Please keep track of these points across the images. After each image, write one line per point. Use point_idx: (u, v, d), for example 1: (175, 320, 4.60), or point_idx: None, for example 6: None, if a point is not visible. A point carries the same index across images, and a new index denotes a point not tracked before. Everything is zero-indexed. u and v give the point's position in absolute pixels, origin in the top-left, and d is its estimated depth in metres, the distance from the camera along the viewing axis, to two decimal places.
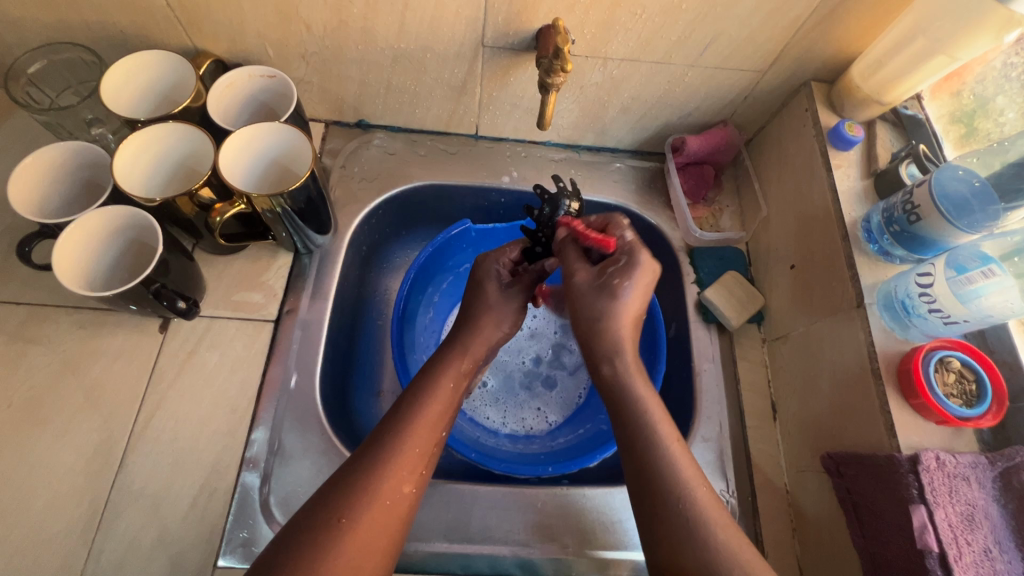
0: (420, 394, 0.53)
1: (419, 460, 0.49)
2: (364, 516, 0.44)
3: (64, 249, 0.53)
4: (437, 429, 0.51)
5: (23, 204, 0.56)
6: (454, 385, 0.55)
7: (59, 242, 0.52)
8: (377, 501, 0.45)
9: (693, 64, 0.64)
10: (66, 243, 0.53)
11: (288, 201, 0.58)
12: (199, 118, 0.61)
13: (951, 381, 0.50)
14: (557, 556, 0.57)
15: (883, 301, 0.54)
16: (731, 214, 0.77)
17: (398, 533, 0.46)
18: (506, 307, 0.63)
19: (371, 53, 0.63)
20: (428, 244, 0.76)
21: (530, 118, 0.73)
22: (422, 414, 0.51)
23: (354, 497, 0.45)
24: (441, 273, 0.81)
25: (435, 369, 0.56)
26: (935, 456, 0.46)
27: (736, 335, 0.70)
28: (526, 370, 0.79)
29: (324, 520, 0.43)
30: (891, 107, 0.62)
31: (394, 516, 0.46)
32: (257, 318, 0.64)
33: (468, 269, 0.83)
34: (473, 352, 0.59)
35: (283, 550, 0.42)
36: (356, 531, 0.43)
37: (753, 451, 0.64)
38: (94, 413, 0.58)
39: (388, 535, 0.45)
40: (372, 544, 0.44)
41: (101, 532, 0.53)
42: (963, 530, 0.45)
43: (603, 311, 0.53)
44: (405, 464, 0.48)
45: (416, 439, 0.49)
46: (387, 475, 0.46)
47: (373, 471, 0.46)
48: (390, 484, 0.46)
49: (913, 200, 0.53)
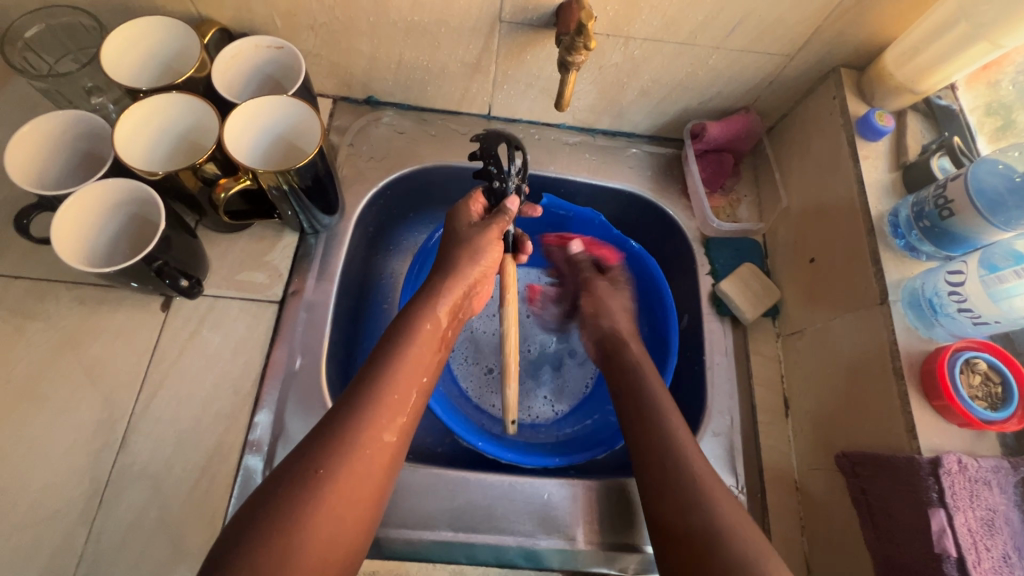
0: (399, 342, 0.51)
1: (396, 407, 0.48)
2: (345, 466, 0.43)
3: (61, 224, 0.51)
4: (416, 375, 0.50)
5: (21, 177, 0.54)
6: (432, 331, 0.54)
7: (58, 215, 0.51)
8: (359, 450, 0.44)
9: (718, 46, 0.61)
10: (65, 216, 0.52)
11: (294, 178, 0.56)
12: (203, 89, 0.58)
13: (977, 383, 0.48)
14: (564, 548, 0.57)
15: (908, 299, 0.52)
16: (749, 205, 0.75)
17: (382, 484, 0.45)
18: (477, 242, 0.59)
19: (383, 25, 0.60)
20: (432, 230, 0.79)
21: (544, 99, 0.71)
22: (401, 358, 0.50)
23: (334, 447, 0.44)
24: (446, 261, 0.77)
25: (412, 315, 0.54)
26: (957, 460, 0.45)
27: (750, 329, 0.68)
28: (531, 359, 0.77)
29: (305, 471, 0.42)
30: (923, 96, 0.60)
31: (377, 467, 0.45)
32: (261, 299, 0.63)
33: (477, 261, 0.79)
34: (449, 299, 0.57)
35: (260, 509, 0.40)
36: (336, 481, 0.42)
37: (764, 447, 0.63)
38: (94, 391, 0.57)
39: (370, 484, 0.44)
40: (355, 494, 0.43)
41: (102, 512, 0.53)
42: (982, 535, 0.44)
43: (618, 306, 0.71)
44: (385, 413, 0.47)
45: (395, 387, 0.48)
46: (367, 423, 0.45)
47: (352, 421, 0.45)
48: (369, 433, 0.45)
49: (946, 195, 0.51)
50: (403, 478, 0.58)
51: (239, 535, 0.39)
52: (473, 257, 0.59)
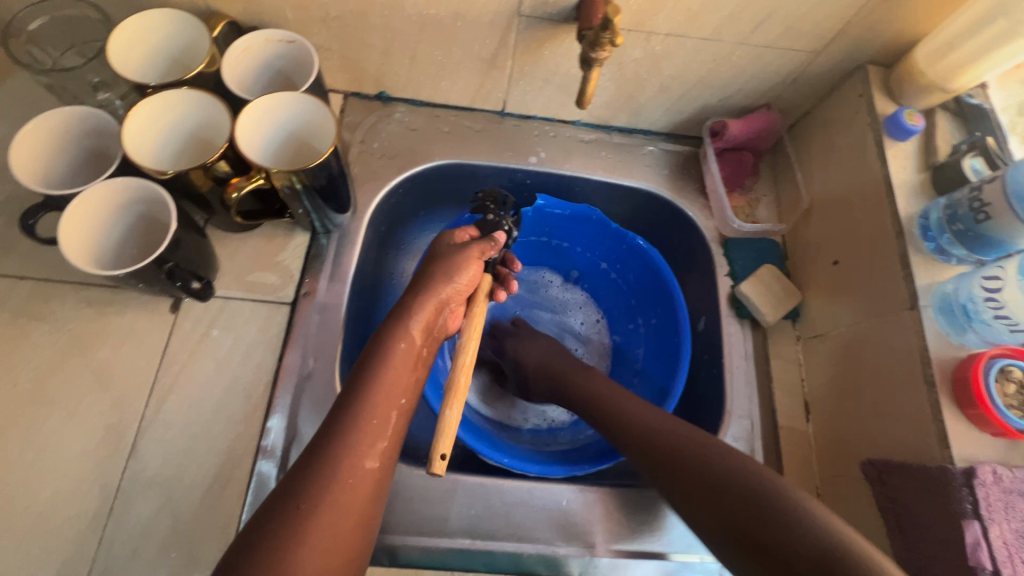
0: (374, 363, 0.49)
1: (377, 432, 0.45)
2: (325, 501, 0.41)
3: (74, 216, 0.50)
4: (394, 397, 0.48)
5: (24, 145, 0.51)
6: (407, 352, 0.51)
7: (66, 217, 0.49)
8: (339, 481, 0.42)
9: (742, 42, 0.59)
10: (73, 217, 0.50)
11: (305, 176, 0.54)
12: (213, 85, 0.57)
13: (1012, 391, 0.47)
14: (583, 556, 0.56)
15: (939, 304, 0.51)
16: (768, 204, 0.73)
17: (369, 516, 0.43)
18: (450, 258, 0.58)
19: (398, 18, 0.58)
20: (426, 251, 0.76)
21: (560, 96, 0.69)
22: (379, 381, 0.48)
23: (315, 478, 0.42)
24: None
25: (386, 335, 0.52)
26: (991, 470, 0.44)
27: (769, 331, 0.67)
28: None
29: (289, 506, 0.40)
30: (954, 95, 0.58)
31: (362, 498, 0.43)
32: (272, 300, 0.61)
33: None
34: (423, 316, 0.54)
35: (245, 551, 0.38)
36: (320, 516, 0.40)
37: (785, 452, 0.62)
38: (103, 395, 0.56)
39: (356, 518, 0.42)
40: (341, 529, 0.41)
41: (113, 520, 0.52)
42: (1018, 547, 0.43)
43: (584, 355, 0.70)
44: (366, 439, 0.44)
45: (374, 411, 0.46)
46: (346, 453, 0.43)
47: (331, 451, 0.43)
48: (350, 462, 0.43)
49: (982, 198, 0.50)
50: (419, 484, 0.57)
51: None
52: (449, 275, 0.57)
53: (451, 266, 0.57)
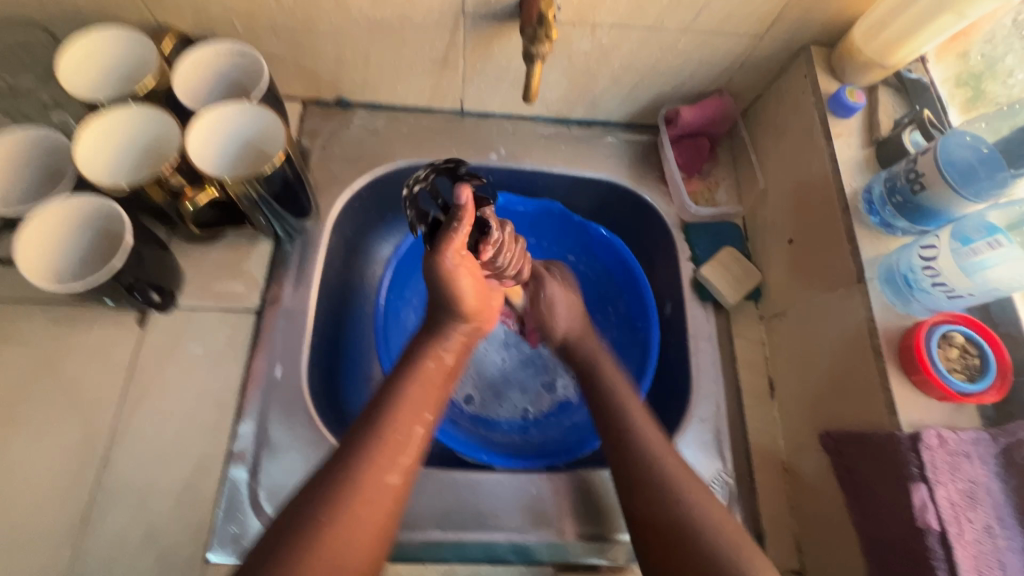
0: (402, 379, 0.50)
1: (399, 449, 0.46)
2: (343, 512, 0.42)
3: (33, 232, 0.52)
4: (418, 411, 0.49)
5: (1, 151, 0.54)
6: (434, 369, 0.52)
7: (40, 210, 0.51)
8: (358, 494, 0.43)
9: (685, 29, 0.60)
10: (49, 216, 0.52)
11: (262, 184, 0.55)
12: (165, 100, 0.58)
13: (954, 356, 0.49)
14: (554, 541, 0.57)
15: (884, 276, 0.52)
16: (727, 188, 0.74)
17: (387, 528, 0.44)
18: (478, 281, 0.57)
19: (346, 24, 0.59)
20: (392, 255, 0.76)
21: (515, 92, 0.70)
22: (408, 398, 0.49)
23: (335, 492, 0.43)
24: (401, 281, 0.77)
25: (413, 354, 0.53)
26: (936, 434, 0.45)
27: (733, 313, 0.68)
28: (505, 369, 0.75)
29: (305, 520, 0.41)
30: (894, 70, 0.60)
31: (381, 510, 0.43)
32: (238, 308, 0.62)
33: (414, 297, 0.79)
34: (454, 337, 0.55)
35: (261, 558, 0.39)
36: (335, 526, 0.41)
37: (750, 430, 0.63)
38: (73, 410, 0.56)
39: (372, 532, 0.43)
40: (357, 540, 0.42)
41: (87, 532, 0.52)
42: (964, 507, 0.44)
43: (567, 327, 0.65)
44: (389, 452, 0.45)
45: (396, 425, 0.47)
46: (367, 468, 0.44)
47: (350, 464, 0.44)
48: (369, 476, 0.44)
49: (918, 169, 0.51)
50: None
51: None
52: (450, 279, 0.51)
53: (444, 277, 0.51)
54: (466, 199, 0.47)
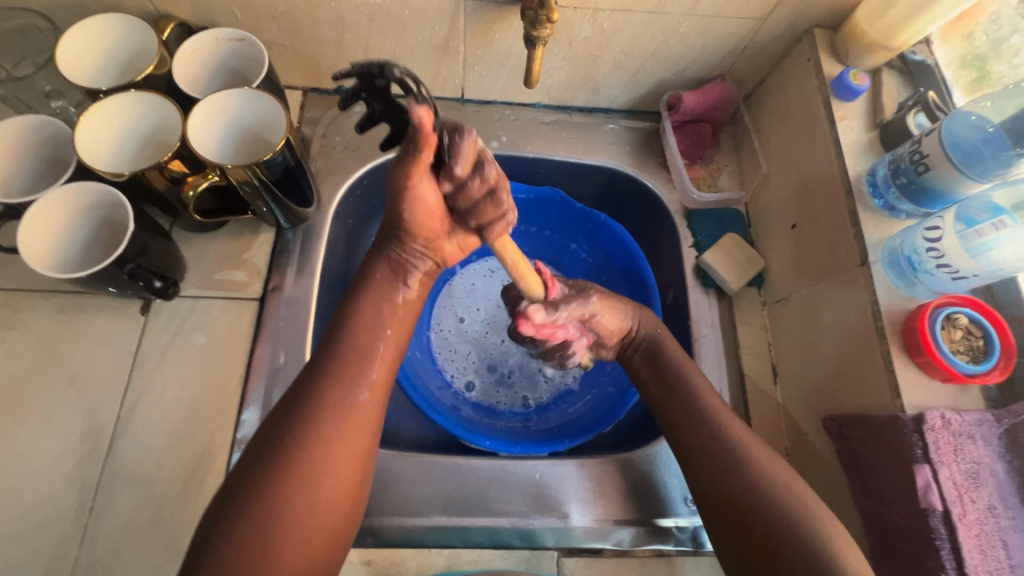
0: (360, 296, 0.50)
1: (354, 366, 0.46)
2: (306, 437, 0.42)
3: (38, 217, 0.51)
4: (378, 327, 0.49)
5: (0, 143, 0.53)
6: (388, 285, 0.51)
7: (55, 193, 0.52)
8: (322, 418, 0.43)
9: (687, 13, 0.59)
10: (62, 198, 0.52)
11: (263, 171, 0.55)
12: (165, 87, 0.57)
13: (958, 338, 0.49)
14: (557, 525, 0.57)
15: (888, 258, 0.52)
16: (730, 174, 0.74)
17: (363, 453, 0.45)
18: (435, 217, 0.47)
19: (346, 9, 0.59)
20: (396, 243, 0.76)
21: (517, 78, 0.69)
22: (364, 312, 0.49)
23: (301, 419, 0.43)
24: None
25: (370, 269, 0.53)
26: (940, 415, 0.45)
27: (735, 299, 0.68)
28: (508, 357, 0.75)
29: (273, 445, 0.42)
30: (898, 53, 0.59)
31: (350, 432, 0.44)
32: (241, 297, 0.62)
33: None
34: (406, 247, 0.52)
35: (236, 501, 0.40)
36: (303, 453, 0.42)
37: (754, 416, 0.63)
38: (78, 398, 0.57)
39: (348, 457, 0.44)
40: (330, 465, 0.43)
41: (94, 518, 0.53)
42: (968, 487, 0.44)
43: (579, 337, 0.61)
44: (353, 369, 0.46)
45: (355, 344, 0.47)
46: (329, 390, 0.45)
47: (313, 390, 0.45)
48: (331, 398, 0.44)
49: (921, 150, 0.51)
50: (397, 467, 0.58)
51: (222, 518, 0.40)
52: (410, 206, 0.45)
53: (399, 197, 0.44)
54: (420, 119, 0.37)
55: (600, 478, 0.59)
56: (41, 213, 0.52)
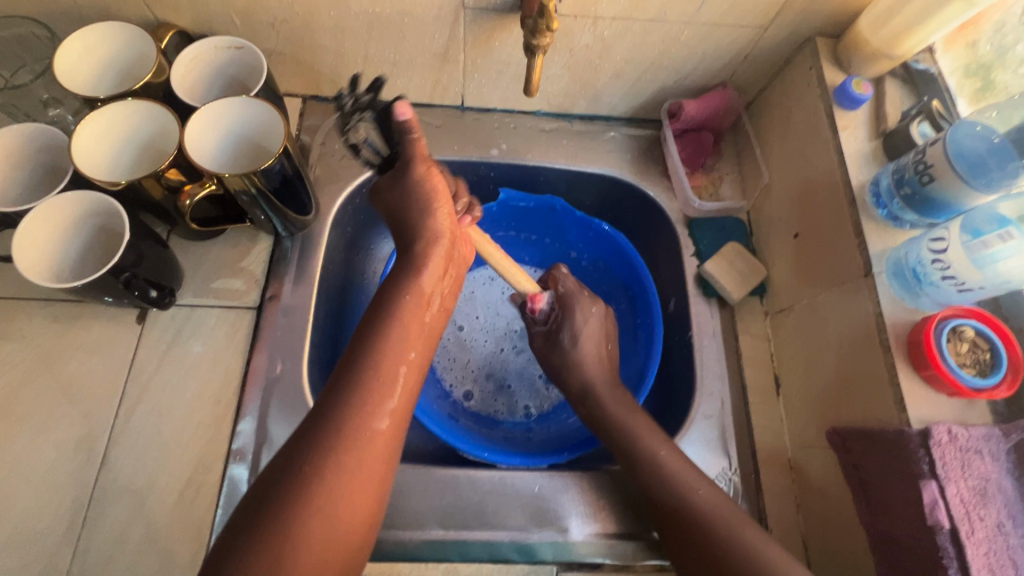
0: (382, 317, 0.50)
1: (382, 390, 0.46)
2: (330, 461, 0.41)
3: (37, 221, 0.51)
4: (402, 350, 0.49)
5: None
6: (414, 304, 0.52)
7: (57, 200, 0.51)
8: (348, 441, 0.42)
9: (688, 21, 0.59)
10: (62, 204, 0.52)
11: (262, 180, 0.54)
12: (163, 95, 0.57)
13: (964, 350, 0.48)
14: (557, 540, 0.56)
15: (892, 269, 0.51)
16: (731, 182, 0.73)
17: (384, 476, 0.44)
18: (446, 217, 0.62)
19: (345, 18, 0.59)
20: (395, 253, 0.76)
21: (517, 86, 0.69)
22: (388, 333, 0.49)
23: (323, 442, 0.42)
24: None
25: (393, 290, 0.53)
26: (947, 430, 0.44)
27: (737, 308, 0.67)
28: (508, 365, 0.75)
29: (293, 469, 0.41)
30: (901, 61, 0.59)
31: (374, 455, 0.43)
32: (238, 306, 0.62)
33: None
34: (431, 264, 0.56)
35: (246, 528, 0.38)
36: (327, 478, 0.41)
37: (756, 427, 0.62)
38: (73, 408, 0.56)
39: (369, 481, 0.43)
40: (354, 490, 0.42)
41: (86, 530, 0.52)
42: (975, 504, 0.43)
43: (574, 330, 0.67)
44: (376, 391, 0.45)
45: (380, 367, 0.47)
46: (354, 412, 0.44)
47: (336, 412, 0.44)
48: (356, 423, 0.43)
49: (926, 160, 0.51)
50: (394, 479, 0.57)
51: (234, 544, 0.38)
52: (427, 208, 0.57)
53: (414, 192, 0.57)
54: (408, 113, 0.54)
55: (600, 491, 0.58)
56: (42, 217, 0.51)
